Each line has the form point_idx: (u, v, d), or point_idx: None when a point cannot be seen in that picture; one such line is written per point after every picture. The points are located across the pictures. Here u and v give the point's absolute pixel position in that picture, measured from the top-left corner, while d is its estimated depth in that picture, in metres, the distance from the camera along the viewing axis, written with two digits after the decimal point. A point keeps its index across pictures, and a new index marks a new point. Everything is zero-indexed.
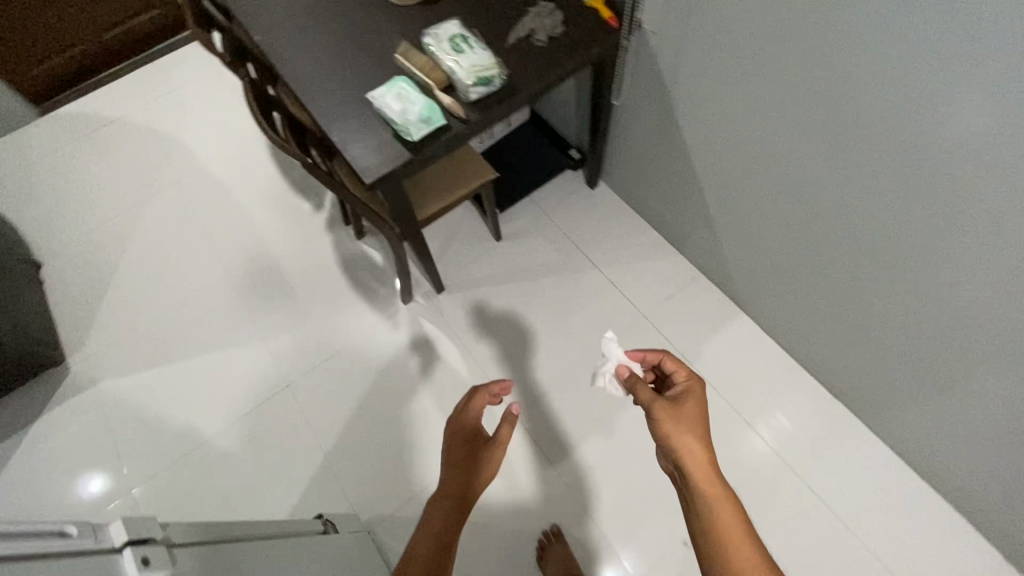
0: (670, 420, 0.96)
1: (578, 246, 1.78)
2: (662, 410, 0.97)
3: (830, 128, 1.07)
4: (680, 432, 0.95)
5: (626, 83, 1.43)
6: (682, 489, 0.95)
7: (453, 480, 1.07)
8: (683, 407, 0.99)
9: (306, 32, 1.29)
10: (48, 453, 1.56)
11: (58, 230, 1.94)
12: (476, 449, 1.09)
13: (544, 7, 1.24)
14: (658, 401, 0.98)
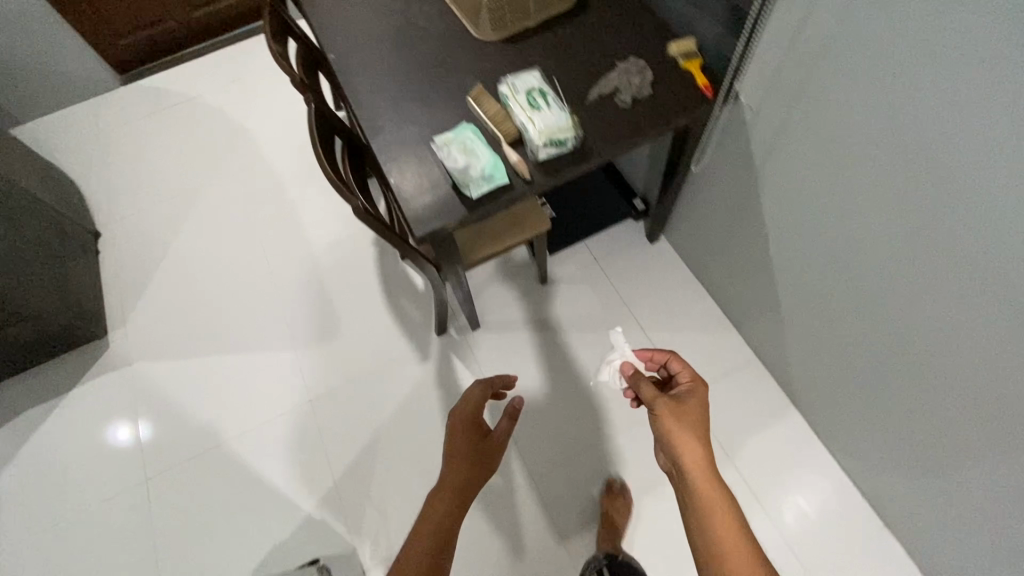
0: (671, 416, 0.93)
1: (626, 303, 1.68)
2: (663, 406, 0.94)
3: (930, 263, 0.91)
4: (679, 427, 0.91)
5: (709, 151, 1.31)
6: (680, 491, 0.88)
7: (458, 470, 0.95)
8: (684, 405, 0.95)
9: (382, 57, 1.24)
10: (76, 426, 1.60)
11: (120, 202, 1.99)
12: (476, 439, 1.01)
13: (634, 65, 1.14)
14: (660, 398, 0.95)
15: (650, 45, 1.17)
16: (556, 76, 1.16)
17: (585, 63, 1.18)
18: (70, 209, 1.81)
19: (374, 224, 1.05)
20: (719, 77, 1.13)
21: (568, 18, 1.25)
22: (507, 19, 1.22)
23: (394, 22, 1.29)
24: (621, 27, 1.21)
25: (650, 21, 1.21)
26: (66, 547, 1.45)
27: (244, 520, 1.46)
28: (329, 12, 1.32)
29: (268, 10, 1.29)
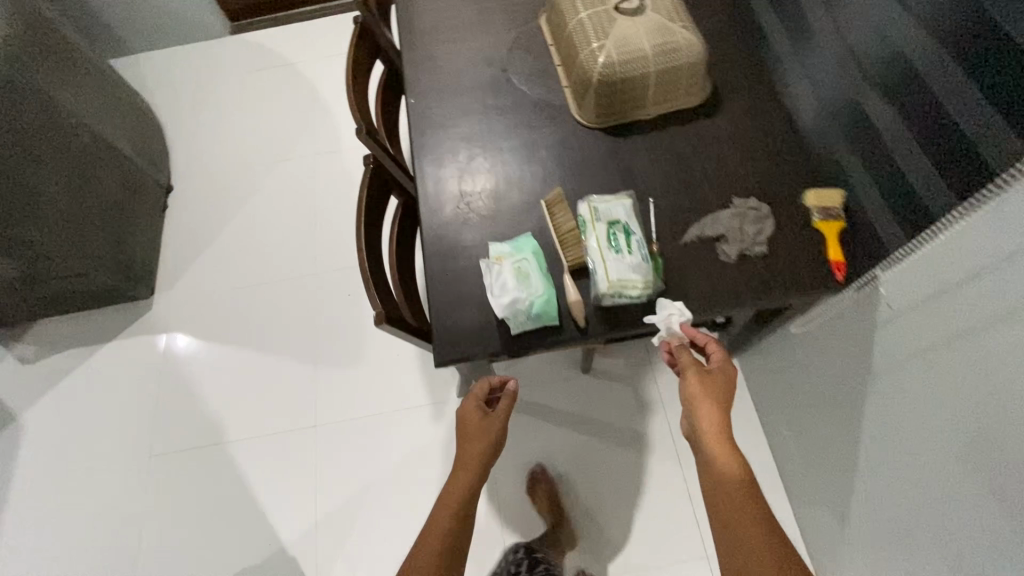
0: (699, 387, 0.83)
1: (669, 424, 1.47)
2: (693, 376, 0.84)
3: None
4: (703, 400, 0.82)
5: (820, 320, 1.06)
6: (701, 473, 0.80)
7: (470, 453, 0.90)
8: (713, 379, 0.84)
9: (464, 117, 1.08)
10: (104, 379, 1.65)
11: (196, 156, 1.97)
12: (482, 424, 0.92)
13: (756, 210, 0.92)
14: (692, 369, 0.84)
15: (783, 186, 0.95)
16: (653, 198, 0.96)
17: (692, 189, 0.97)
18: (146, 161, 1.80)
19: (400, 331, 0.89)
20: (863, 256, 0.87)
21: (690, 120, 1.03)
22: (615, 106, 1.02)
23: (490, 75, 1.11)
24: (754, 151, 0.99)
25: (793, 152, 0.97)
26: (65, 499, 1.50)
27: (221, 532, 1.44)
28: (424, 45, 1.17)
29: (359, 29, 1.15)
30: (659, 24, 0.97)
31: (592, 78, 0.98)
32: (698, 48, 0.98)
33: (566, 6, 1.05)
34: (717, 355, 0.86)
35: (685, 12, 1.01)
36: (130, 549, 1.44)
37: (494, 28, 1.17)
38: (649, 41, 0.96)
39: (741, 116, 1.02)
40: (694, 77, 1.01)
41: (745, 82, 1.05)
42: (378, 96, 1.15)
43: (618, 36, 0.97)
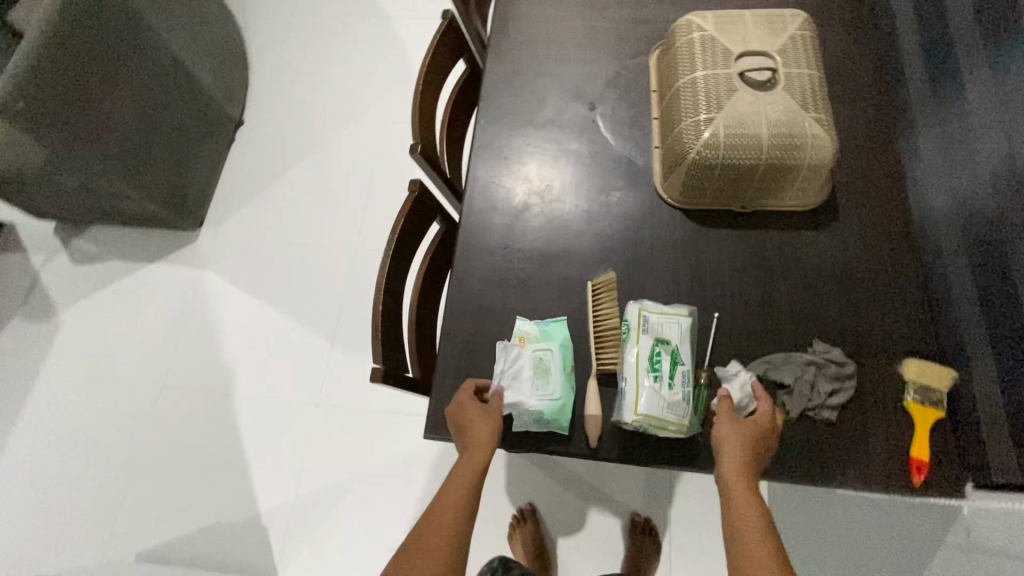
0: (736, 437, 0.69)
1: (670, 517, 1.34)
2: (731, 426, 0.70)
3: None
4: (738, 452, 0.68)
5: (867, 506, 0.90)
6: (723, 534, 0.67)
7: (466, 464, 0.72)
8: (753, 430, 0.70)
9: (533, 156, 0.96)
10: (139, 299, 1.69)
11: (272, 96, 1.93)
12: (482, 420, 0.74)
13: (836, 367, 0.76)
14: (725, 412, 0.71)
15: (880, 342, 0.78)
16: (718, 312, 0.82)
17: (768, 316, 0.81)
18: (223, 92, 1.78)
19: (395, 385, 0.83)
20: (952, 460, 0.72)
21: (789, 227, 0.86)
22: (706, 190, 0.86)
23: (574, 113, 0.98)
24: (858, 287, 0.81)
25: (906, 303, 0.80)
26: (80, 404, 1.58)
27: (206, 482, 1.48)
28: (512, 58, 1.03)
29: (446, 27, 1.03)
30: (787, 109, 0.79)
31: (686, 156, 0.83)
32: (828, 148, 0.79)
33: (682, 54, 0.86)
34: (768, 404, 0.71)
35: (825, 99, 0.82)
36: (123, 470, 1.50)
37: (596, 56, 1.02)
38: (769, 128, 0.78)
39: (856, 238, 0.84)
40: (812, 180, 0.82)
41: (872, 195, 0.86)
42: (450, 104, 1.04)
43: (733, 113, 0.79)
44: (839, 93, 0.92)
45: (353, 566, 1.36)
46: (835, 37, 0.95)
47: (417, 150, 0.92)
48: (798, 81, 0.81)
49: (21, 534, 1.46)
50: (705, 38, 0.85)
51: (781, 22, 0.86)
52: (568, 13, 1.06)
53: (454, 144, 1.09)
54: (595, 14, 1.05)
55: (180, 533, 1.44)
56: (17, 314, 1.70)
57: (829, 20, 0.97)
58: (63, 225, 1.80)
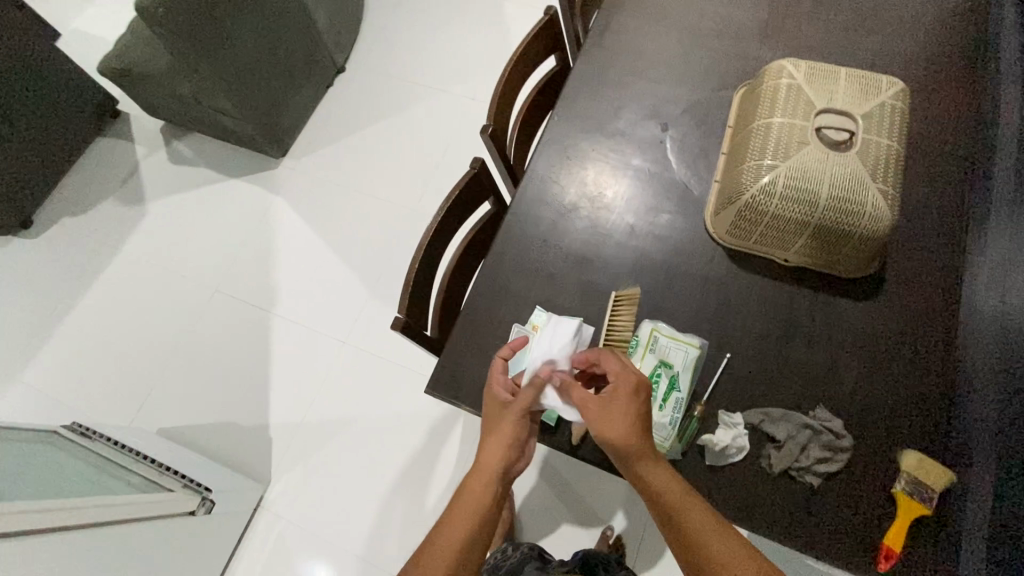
0: (606, 417, 0.69)
1: (639, 541, 1.36)
2: (594, 405, 0.70)
3: None
4: (619, 428, 0.68)
5: None
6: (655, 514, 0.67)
7: (478, 481, 0.69)
8: (615, 397, 0.70)
9: (594, 163, 0.99)
10: (216, 207, 1.85)
11: (376, 52, 2.04)
12: (507, 424, 0.72)
13: (834, 436, 0.76)
14: (587, 407, 0.70)
15: (886, 428, 0.77)
16: (730, 354, 0.83)
17: (778, 371, 0.82)
18: (333, 39, 1.90)
19: (411, 339, 0.89)
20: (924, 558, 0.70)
21: (827, 290, 0.85)
22: (753, 234, 0.85)
23: (645, 132, 1.00)
24: (880, 369, 0.80)
25: (925, 397, 0.78)
26: (145, 286, 1.76)
27: (231, 385, 1.61)
28: (600, 65, 1.06)
29: (546, 23, 1.07)
30: (854, 174, 0.76)
31: (741, 196, 0.82)
32: (887, 221, 0.76)
33: (765, 98, 0.87)
34: (608, 365, 0.72)
35: (898, 173, 0.79)
36: (166, 353, 1.67)
37: (681, 80, 1.03)
38: (831, 187, 0.76)
39: (892, 321, 0.82)
40: (863, 251, 0.80)
41: (921, 283, 0.84)
42: (531, 96, 1.09)
43: (798, 165, 0.78)
44: (916, 173, 0.90)
45: (336, 495, 1.46)
46: (930, 116, 0.93)
47: (487, 132, 0.97)
48: (874, 149, 0.79)
49: (69, 383, 1.65)
50: (792, 86, 0.84)
51: (876, 87, 0.84)
52: (666, 33, 1.08)
53: (524, 134, 1.14)
54: (693, 41, 1.06)
55: (198, 422, 1.58)
56: (113, 194, 1.90)
57: (926, 97, 0.95)
58: (169, 126, 1.99)
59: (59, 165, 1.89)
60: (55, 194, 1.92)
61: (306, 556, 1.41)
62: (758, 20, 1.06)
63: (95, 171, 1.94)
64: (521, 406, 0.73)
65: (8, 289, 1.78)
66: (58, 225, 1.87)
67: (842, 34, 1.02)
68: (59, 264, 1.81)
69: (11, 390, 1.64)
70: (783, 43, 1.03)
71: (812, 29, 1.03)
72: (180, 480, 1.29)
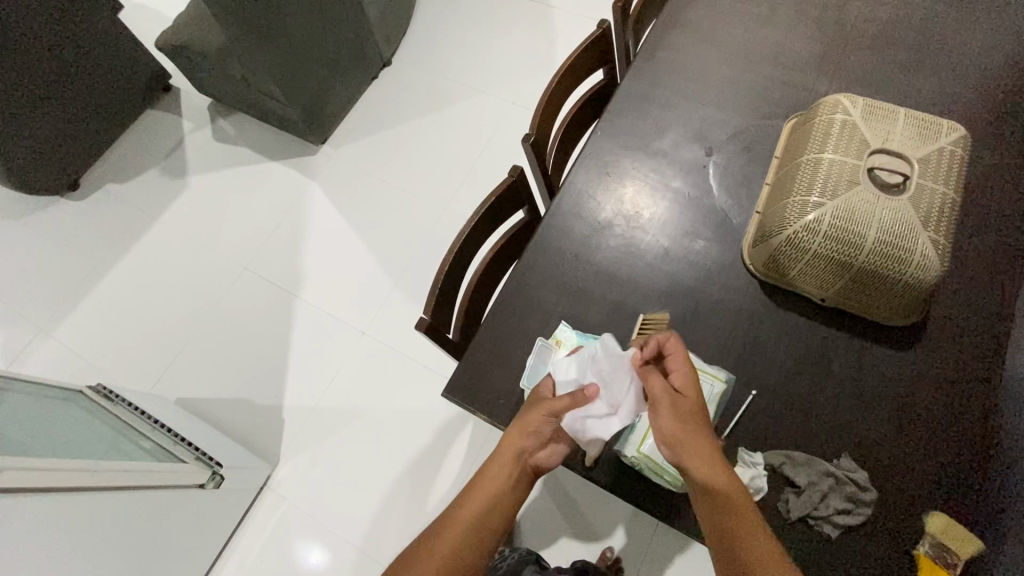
0: (676, 419, 0.68)
1: (639, 563, 1.33)
2: (665, 405, 0.68)
3: None
4: (686, 432, 0.67)
5: None
6: (707, 517, 0.65)
7: (501, 461, 0.72)
8: (687, 404, 0.69)
9: (633, 181, 0.97)
10: (253, 187, 1.89)
11: (422, 49, 2.06)
12: (533, 416, 0.73)
13: (856, 487, 0.73)
14: (663, 396, 0.69)
15: (911, 485, 0.74)
16: (756, 390, 0.81)
17: (805, 414, 0.79)
18: (383, 33, 1.93)
19: (434, 340, 0.90)
20: None
21: (862, 334, 0.83)
22: (789, 270, 0.83)
23: (689, 154, 0.99)
24: (911, 423, 0.77)
25: (956, 456, 0.75)
26: (178, 258, 1.80)
27: (250, 362, 1.64)
28: (648, 83, 1.05)
29: (597, 37, 1.07)
30: (904, 219, 0.74)
31: (782, 229, 0.80)
32: (936, 271, 0.73)
33: (817, 132, 0.84)
34: (685, 368, 0.70)
35: (952, 223, 0.76)
36: (192, 324, 1.71)
37: (730, 105, 1.01)
38: (878, 231, 0.74)
39: (929, 372, 0.79)
40: (907, 300, 0.77)
41: (963, 339, 0.81)
42: (575, 107, 1.08)
43: (846, 205, 0.76)
44: (970, 223, 0.87)
45: (340, 483, 1.47)
46: (991, 166, 0.90)
47: (529, 141, 0.96)
48: (928, 195, 0.76)
49: (97, 344, 1.70)
50: (847, 123, 0.82)
51: (935, 131, 0.81)
52: (719, 56, 1.06)
53: (565, 145, 1.13)
54: (746, 67, 1.04)
55: (214, 396, 1.61)
56: (157, 165, 1.96)
57: (990, 146, 0.91)
58: (217, 104, 2.04)
59: (109, 132, 1.95)
60: (103, 160, 1.98)
61: (306, 540, 1.42)
62: (816, 51, 1.03)
63: (143, 141, 2.00)
64: (552, 404, 0.72)
65: (50, 247, 1.85)
66: (103, 189, 1.93)
67: (904, 72, 0.98)
68: (99, 227, 1.87)
69: (43, 344, 1.70)
70: (841, 76, 1.00)
71: (873, 64, 1.00)
72: (192, 452, 1.31)
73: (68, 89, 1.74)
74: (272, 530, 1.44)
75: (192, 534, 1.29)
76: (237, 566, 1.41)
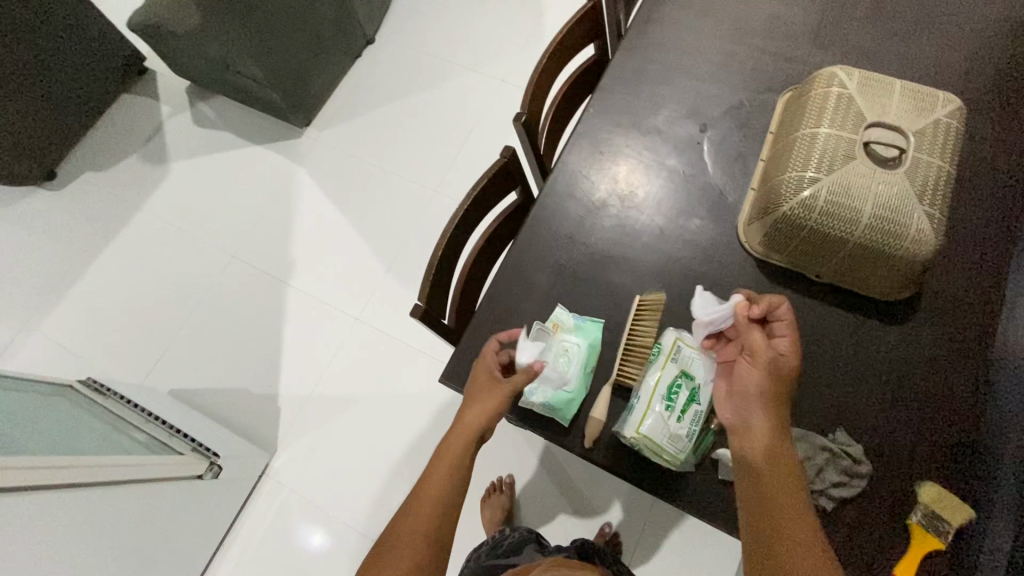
0: (769, 380, 0.68)
1: (637, 538, 1.36)
2: (763, 362, 0.69)
3: None
4: (772, 396, 0.68)
5: None
6: (754, 473, 0.66)
7: (461, 438, 0.76)
8: (784, 372, 0.69)
9: (627, 159, 0.96)
10: (237, 172, 1.85)
11: (406, 25, 2.00)
12: (490, 395, 0.75)
13: (850, 461, 0.74)
14: (763, 354, 0.69)
15: (903, 456, 0.75)
16: None
17: (801, 391, 0.80)
18: (365, 10, 1.87)
19: (429, 326, 0.89)
20: None
21: (856, 309, 0.83)
22: (785, 248, 0.83)
23: (683, 131, 0.97)
24: (906, 396, 0.78)
25: (948, 425, 0.76)
26: (163, 247, 1.77)
27: (243, 351, 1.63)
28: (640, 59, 1.03)
29: (587, 10, 1.04)
30: (900, 194, 0.73)
31: (779, 205, 0.80)
32: (932, 245, 0.73)
33: (812, 106, 0.83)
34: (793, 340, 0.69)
35: (948, 196, 0.75)
36: (181, 314, 1.68)
37: (724, 79, 0.99)
38: (874, 206, 0.73)
39: (922, 346, 0.80)
40: (901, 274, 0.77)
41: (957, 311, 0.81)
42: (566, 84, 1.05)
43: (843, 180, 0.75)
44: (964, 196, 0.86)
45: (339, 469, 1.48)
46: (985, 139, 0.89)
47: (520, 120, 0.94)
48: (923, 168, 0.75)
49: (84, 336, 1.67)
50: (842, 96, 0.81)
51: (931, 103, 0.80)
52: (712, 29, 1.04)
53: (557, 124, 1.11)
54: (740, 40, 1.02)
55: (208, 386, 1.60)
56: (136, 152, 1.90)
57: (987, 119, 0.90)
58: (195, 87, 1.97)
59: (83, 118, 1.88)
60: (79, 148, 1.92)
61: (306, 524, 1.44)
62: (810, 22, 1.01)
63: (120, 128, 1.94)
64: (511, 385, 0.75)
65: (30, 239, 1.80)
66: (81, 179, 1.88)
67: (899, 43, 0.97)
68: (79, 217, 1.82)
69: (29, 339, 1.67)
70: (836, 48, 0.98)
71: (868, 35, 0.98)
72: (189, 444, 1.31)
73: (39, 75, 1.67)
74: (271, 517, 1.45)
75: (192, 524, 1.29)
76: (239, 553, 1.43)
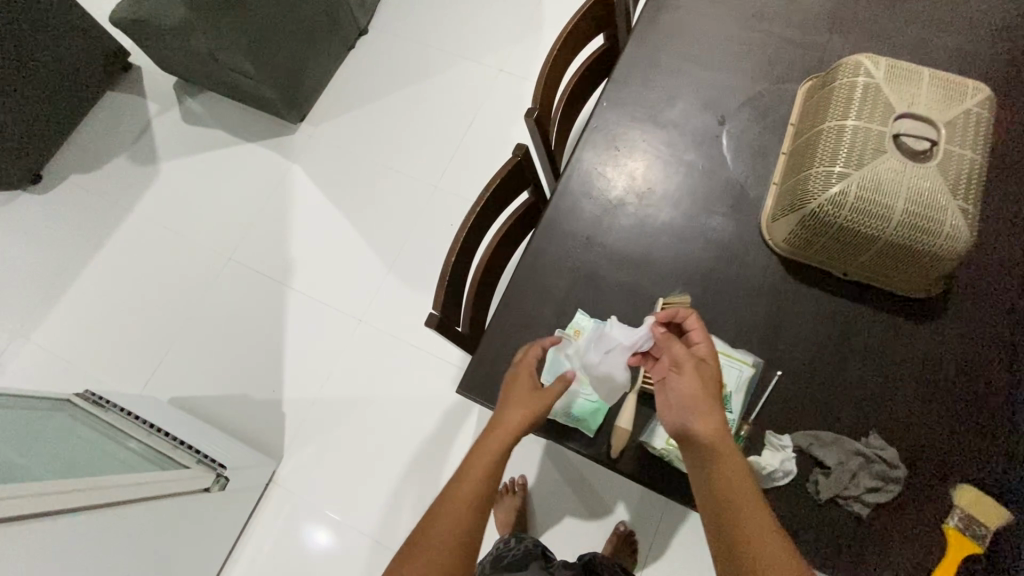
0: (698, 387, 0.67)
1: (651, 535, 1.34)
2: (689, 369, 0.68)
3: None
4: (705, 402, 0.66)
5: None
6: (706, 479, 0.63)
7: (497, 441, 0.69)
8: (710, 373, 0.68)
9: (643, 155, 0.93)
10: (230, 171, 1.79)
11: (399, 15, 1.93)
12: (526, 406, 0.71)
13: (886, 465, 0.73)
14: (684, 359, 0.69)
15: (937, 459, 0.73)
16: (781, 372, 0.79)
17: (831, 394, 0.78)
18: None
19: (445, 335, 0.86)
20: None
21: (884, 308, 0.81)
22: (811, 245, 0.80)
23: (701, 124, 0.93)
24: (936, 396, 0.76)
25: (981, 426, 0.74)
26: (157, 250, 1.71)
27: (244, 357, 1.59)
28: (654, 49, 0.99)
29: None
30: (934, 190, 0.70)
31: (805, 203, 0.77)
32: (966, 241, 0.71)
33: (838, 97, 0.80)
34: (708, 342, 0.70)
35: (981, 191, 0.73)
36: (179, 320, 1.64)
37: (742, 69, 0.96)
38: (907, 202, 0.71)
39: (952, 345, 0.78)
40: (933, 271, 0.74)
41: (987, 308, 0.79)
42: (576, 76, 1.01)
43: (874, 176, 0.72)
44: (993, 188, 0.84)
45: (349, 473, 1.45)
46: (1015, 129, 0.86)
47: (532, 116, 0.90)
48: (957, 161, 0.72)
49: (79, 345, 1.62)
50: (870, 87, 0.77)
51: (962, 93, 0.77)
52: (727, 16, 1.00)
53: (567, 118, 1.07)
54: (757, 27, 0.98)
55: (209, 393, 1.56)
56: (124, 152, 1.83)
57: (1012, 109, 0.88)
58: (182, 83, 1.90)
59: (68, 118, 1.81)
60: (65, 148, 1.85)
61: (317, 530, 1.41)
62: (829, 7, 0.97)
63: (106, 127, 1.87)
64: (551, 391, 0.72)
65: (17, 246, 1.74)
66: (68, 181, 1.81)
67: (922, 27, 0.93)
68: (68, 222, 1.76)
69: (22, 348, 1.62)
70: (857, 34, 0.95)
71: (891, 20, 0.95)
72: (195, 456, 1.28)
73: (19, 74, 1.60)
74: (280, 524, 1.43)
75: (201, 536, 1.26)
76: (249, 561, 1.40)
